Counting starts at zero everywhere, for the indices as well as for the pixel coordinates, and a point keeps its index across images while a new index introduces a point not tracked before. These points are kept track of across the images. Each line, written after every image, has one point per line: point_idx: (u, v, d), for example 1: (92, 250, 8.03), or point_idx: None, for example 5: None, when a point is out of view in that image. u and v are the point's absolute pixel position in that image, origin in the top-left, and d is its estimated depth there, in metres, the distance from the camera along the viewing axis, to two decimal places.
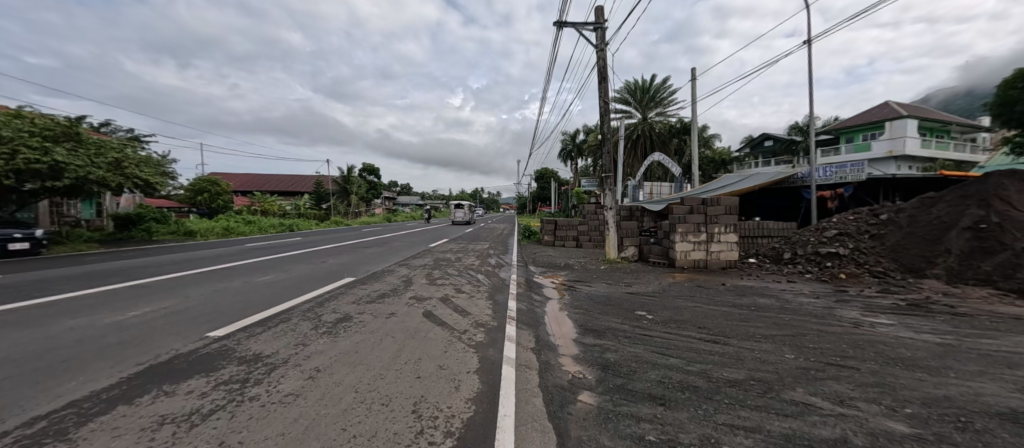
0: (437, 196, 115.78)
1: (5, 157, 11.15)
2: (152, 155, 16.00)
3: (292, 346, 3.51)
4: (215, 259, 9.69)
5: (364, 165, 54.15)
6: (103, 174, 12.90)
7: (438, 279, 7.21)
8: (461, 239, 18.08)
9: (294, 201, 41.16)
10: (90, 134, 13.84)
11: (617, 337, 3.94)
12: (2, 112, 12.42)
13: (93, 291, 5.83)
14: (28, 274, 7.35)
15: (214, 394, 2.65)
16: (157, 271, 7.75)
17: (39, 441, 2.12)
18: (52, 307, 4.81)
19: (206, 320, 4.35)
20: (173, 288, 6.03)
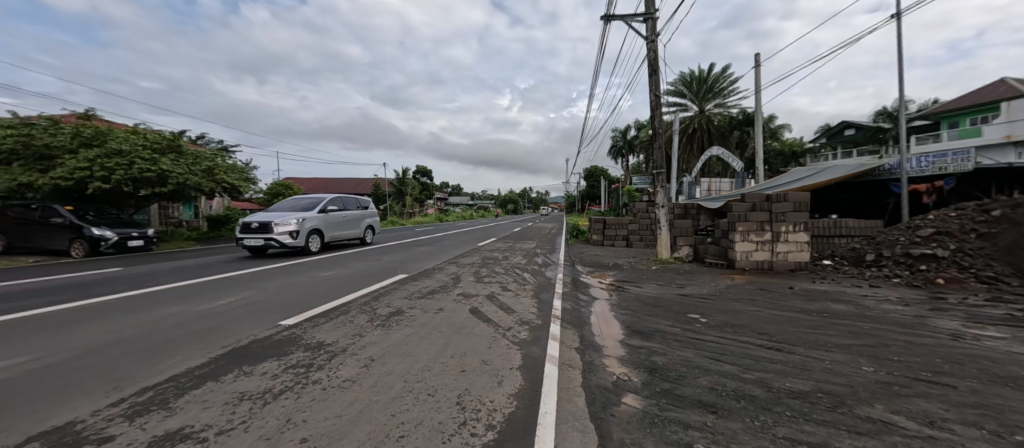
0: (487, 197, 118.48)
1: (125, 167, 13.08)
2: (237, 163, 18.05)
3: (349, 337, 3.76)
4: (286, 256, 10.71)
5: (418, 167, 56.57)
6: (198, 180, 14.79)
7: (485, 277, 7.36)
8: (508, 238, 18.26)
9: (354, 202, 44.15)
10: (188, 145, 15.88)
11: (665, 339, 3.76)
12: (125, 129, 14.68)
13: (189, 282, 6.70)
14: (141, 267, 8.63)
15: (284, 376, 2.94)
16: (239, 266, 8.72)
17: (146, 409, 2.50)
18: (157, 296, 5.62)
19: (279, 310, 4.84)
20: (250, 282, 6.71)
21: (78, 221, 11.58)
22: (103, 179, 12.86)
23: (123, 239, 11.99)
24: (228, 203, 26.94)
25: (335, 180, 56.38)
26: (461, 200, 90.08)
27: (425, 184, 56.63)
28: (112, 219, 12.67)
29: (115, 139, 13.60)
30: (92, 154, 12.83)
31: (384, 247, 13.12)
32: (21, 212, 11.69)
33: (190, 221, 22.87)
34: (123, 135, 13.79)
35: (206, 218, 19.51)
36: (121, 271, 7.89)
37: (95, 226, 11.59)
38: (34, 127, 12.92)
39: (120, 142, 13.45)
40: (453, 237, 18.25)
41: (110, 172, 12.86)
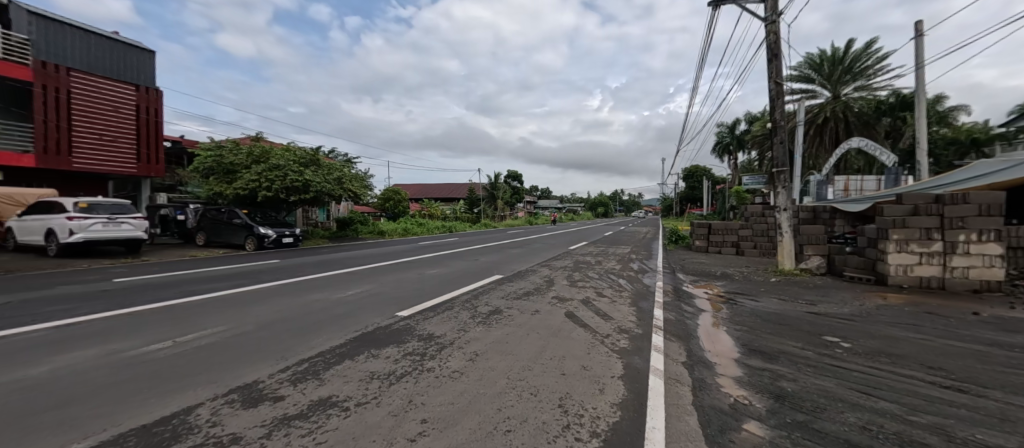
0: (574, 199, 117.17)
1: (283, 178, 16.20)
2: (359, 172, 20.96)
3: (455, 331, 4.09)
4: (398, 254, 12.08)
5: (509, 172, 58.58)
6: (331, 188, 17.58)
7: (579, 282, 7.31)
8: (600, 243, 17.80)
9: (452, 206, 47.66)
10: (325, 159, 18.95)
11: (794, 364, 3.27)
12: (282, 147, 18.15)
13: (326, 274, 8.04)
14: (293, 260, 10.60)
15: (404, 361, 3.34)
16: (362, 261, 10.14)
17: (303, 377, 3.08)
18: (304, 284, 6.85)
19: (396, 302, 5.50)
20: (370, 276, 7.73)
21: (250, 222, 14.68)
22: (267, 188, 16.08)
23: (279, 237, 14.84)
24: (351, 207, 31.38)
25: (435, 186, 61.77)
26: (549, 203, 90.72)
27: (516, 188, 58.31)
28: (273, 220, 15.80)
29: (276, 156, 16.89)
30: (260, 169, 16.13)
31: (480, 248, 13.91)
32: (215, 214, 15.25)
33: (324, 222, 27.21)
34: (281, 153, 17.04)
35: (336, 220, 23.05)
36: (279, 263, 9.78)
37: (261, 226, 14.56)
38: (224, 148, 16.71)
39: (278, 158, 16.67)
40: (544, 240, 18.48)
41: (272, 182, 16.05)
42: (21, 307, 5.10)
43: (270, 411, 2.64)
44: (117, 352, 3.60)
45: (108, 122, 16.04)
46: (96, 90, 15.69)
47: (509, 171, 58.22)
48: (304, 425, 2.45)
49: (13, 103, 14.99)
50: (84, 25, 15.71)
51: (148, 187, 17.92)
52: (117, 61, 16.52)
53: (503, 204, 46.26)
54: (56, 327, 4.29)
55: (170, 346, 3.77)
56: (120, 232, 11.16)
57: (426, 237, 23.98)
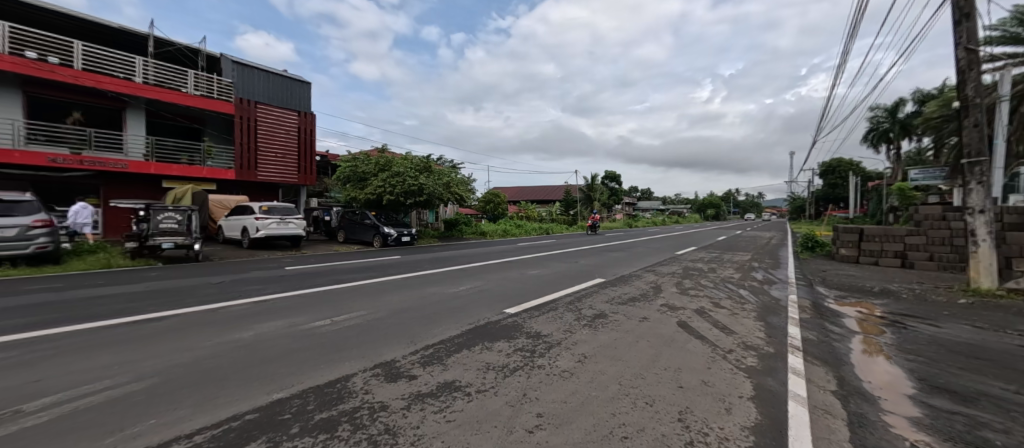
0: (677, 201, 108.05)
1: (403, 184, 18.48)
2: (464, 177, 22.71)
3: (562, 331, 4.18)
4: (500, 254, 12.73)
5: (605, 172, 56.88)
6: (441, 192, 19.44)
7: (690, 290, 6.77)
8: (712, 248, 16.14)
9: (547, 207, 48.31)
10: (435, 165, 21.00)
11: (1004, 411, 2.54)
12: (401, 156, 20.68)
13: (439, 270, 8.93)
14: (412, 256, 11.99)
15: (515, 356, 3.54)
16: (469, 260, 10.97)
17: (430, 361, 3.50)
18: (422, 279, 7.71)
19: (502, 299, 5.84)
20: (478, 274, 8.34)
21: (377, 222, 17.11)
22: (390, 193, 18.53)
23: (400, 236, 16.98)
24: (456, 209, 34.10)
25: (531, 189, 63.31)
26: (649, 205, 85.27)
27: (613, 189, 56.39)
28: (395, 221, 18.13)
29: (396, 164, 19.30)
30: (384, 176, 18.64)
31: (579, 251, 13.83)
32: (351, 216, 18.12)
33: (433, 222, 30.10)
34: (400, 161, 19.43)
35: (444, 221, 25.38)
36: (401, 259, 11.16)
37: (385, 226, 16.87)
38: (356, 159, 19.54)
39: (398, 166, 19.04)
40: (646, 244, 17.54)
41: (394, 187, 18.44)
42: (228, 286, 6.77)
43: (407, 387, 3.07)
44: (295, 325, 4.59)
45: (278, 142, 20.27)
46: (271, 117, 19.99)
47: (607, 172, 56.53)
48: (435, 403, 2.79)
49: (224, 131, 19.46)
50: (264, 67, 20.10)
51: (304, 193, 22.10)
52: (284, 93, 20.80)
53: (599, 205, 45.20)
54: (254, 302, 5.62)
55: (329, 324, 4.65)
56: (288, 230, 14.01)
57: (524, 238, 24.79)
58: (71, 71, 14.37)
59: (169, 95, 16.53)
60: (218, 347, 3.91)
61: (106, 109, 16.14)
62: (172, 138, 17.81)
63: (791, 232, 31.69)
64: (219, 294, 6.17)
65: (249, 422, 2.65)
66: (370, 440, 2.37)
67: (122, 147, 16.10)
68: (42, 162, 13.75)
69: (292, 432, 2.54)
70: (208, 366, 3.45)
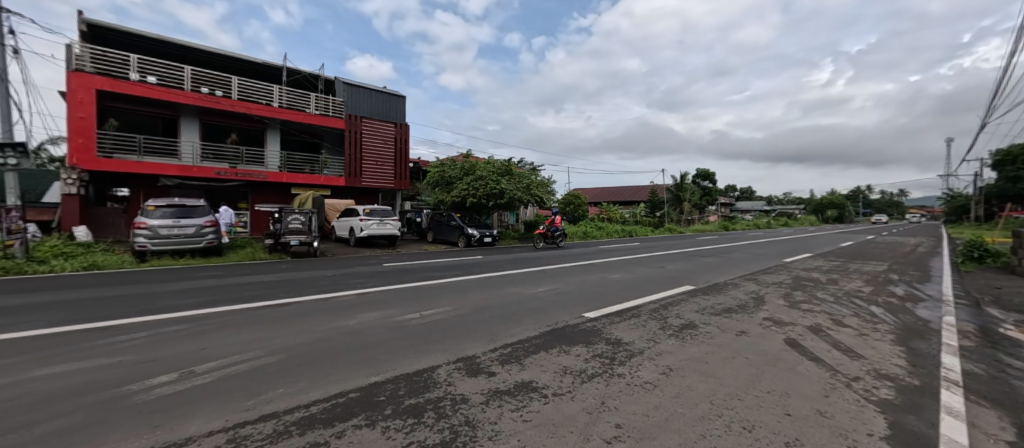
0: (786, 200, 94.23)
1: (485, 187, 19.37)
2: (543, 179, 22.95)
3: (644, 340, 3.96)
4: (580, 256, 12.57)
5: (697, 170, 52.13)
6: (521, 195, 19.99)
7: (802, 303, 5.85)
8: (832, 256, 13.76)
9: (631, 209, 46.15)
10: (516, 168, 21.61)
11: None
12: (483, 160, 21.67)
13: (519, 270, 9.15)
14: (494, 256, 12.48)
15: (593, 361, 3.45)
16: (549, 261, 11.04)
17: (509, 359, 3.60)
18: (502, 278, 7.98)
19: (580, 302, 5.74)
20: (557, 276, 8.34)
21: (462, 223, 18.20)
22: (473, 195, 19.48)
23: (482, 237, 17.85)
24: (535, 211, 34.59)
25: (613, 189, 61.18)
26: (750, 205, 75.90)
27: (706, 188, 51.52)
28: (478, 222, 19.09)
29: (479, 168, 20.29)
30: (468, 180, 19.63)
31: (665, 255, 12.95)
32: (439, 217, 19.55)
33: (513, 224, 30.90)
34: (483, 165, 20.36)
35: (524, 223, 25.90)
36: (483, 259, 11.69)
37: (469, 228, 17.87)
38: (443, 164, 20.97)
39: (481, 170, 19.99)
40: (747, 249, 15.66)
41: (477, 191, 19.41)
42: (339, 279, 7.85)
43: (487, 382, 3.20)
44: (391, 316, 5.12)
45: (378, 152, 22.82)
46: (373, 129, 22.58)
47: (699, 169, 51.75)
48: (513, 401, 2.86)
49: (337, 144, 22.51)
50: (368, 85, 22.80)
51: (399, 197, 24.51)
52: (384, 107, 23.31)
53: (690, 206, 41.66)
54: (358, 294, 6.42)
55: (419, 317, 5.09)
56: (387, 229, 15.69)
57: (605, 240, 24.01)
58: (230, 101, 17.98)
59: (296, 115, 19.76)
60: (331, 331, 4.56)
61: (252, 130, 19.82)
62: (298, 151, 21.16)
63: (949, 237, 25.31)
64: (332, 285, 7.20)
65: (352, 400, 3.04)
66: (451, 429, 2.53)
67: (263, 160, 19.59)
68: (210, 174, 17.45)
69: (386, 413, 2.84)
70: (322, 348, 4.04)
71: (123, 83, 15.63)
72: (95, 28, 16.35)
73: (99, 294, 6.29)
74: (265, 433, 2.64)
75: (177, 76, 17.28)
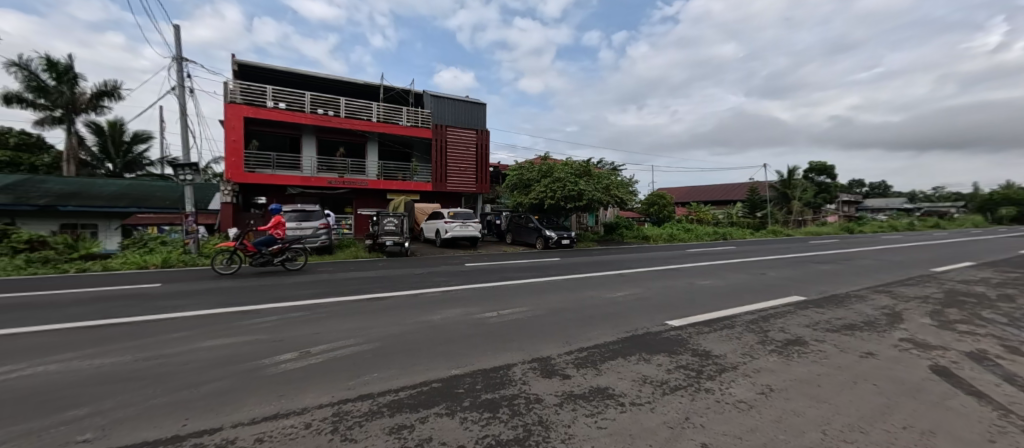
0: (939, 196, 75.84)
1: (563, 188, 19.23)
2: (624, 178, 22.04)
3: (739, 355, 3.54)
4: (665, 260, 11.73)
5: (810, 163, 44.75)
6: (600, 196, 19.46)
7: (960, 324, 4.65)
8: (1013, 265, 10.65)
9: (725, 209, 41.62)
10: (595, 169, 21.15)
11: None
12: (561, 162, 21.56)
13: (598, 273, 8.89)
14: (572, 258, 12.34)
15: (677, 373, 3.19)
16: (630, 265, 10.53)
17: (584, 363, 3.51)
18: (579, 281, 7.84)
19: (663, 309, 5.36)
20: (638, 280, 7.91)
21: (540, 225, 18.37)
22: (552, 197, 19.47)
23: (560, 239, 17.80)
24: (616, 212, 33.31)
25: (704, 188, 55.89)
26: (885, 203, 62.78)
27: (823, 184, 44.02)
28: (555, 224, 19.07)
29: (557, 170, 20.25)
30: (547, 182, 19.67)
31: (768, 260, 11.40)
32: (517, 219, 19.99)
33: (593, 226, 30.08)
34: (561, 167, 20.33)
35: (604, 224, 25.14)
36: (560, 261, 11.62)
37: (547, 230, 18.00)
38: (522, 167, 21.36)
39: (559, 172, 19.92)
40: (879, 256, 12.96)
41: (555, 193, 19.37)
42: (426, 276, 8.52)
43: (561, 384, 3.17)
44: (471, 314, 5.39)
45: (461, 158, 24.23)
46: (456, 137, 24.04)
47: (813, 162, 44.35)
48: (587, 406, 2.79)
49: (425, 152, 24.45)
50: (452, 96, 24.35)
51: (480, 200, 25.69)
52: (466, 115, 24.66)
53: (801, 205, 36.01)
54: (441, 292, 6.89)
55: (496, 316, 5.26)
56: (469, 231, 16.57)
57: (694, 243, 22.08)
58: (339, 119, 20.76)
59: (391, 127, 22.02)
60: (418, 324, 4.97)
61: (356, 143, 22.58)
62: (392, 160, 23.51)
63: None
64: (420, 282, 7.85)
65: (435, 389, 3.27)
66: (525, 428, 2.57)
67: (364, 170, 22.15)
68: (324, 183, 20.36)
69: (464, 405, 2.99)
70: (410, 339, 4.42)
71: (262, 110, 19.08)
72: (244, 67, 20.25)
73: (242, 283, 7.78)
74: (361, 410, 3.00)
75: (299, 101, 20.48)
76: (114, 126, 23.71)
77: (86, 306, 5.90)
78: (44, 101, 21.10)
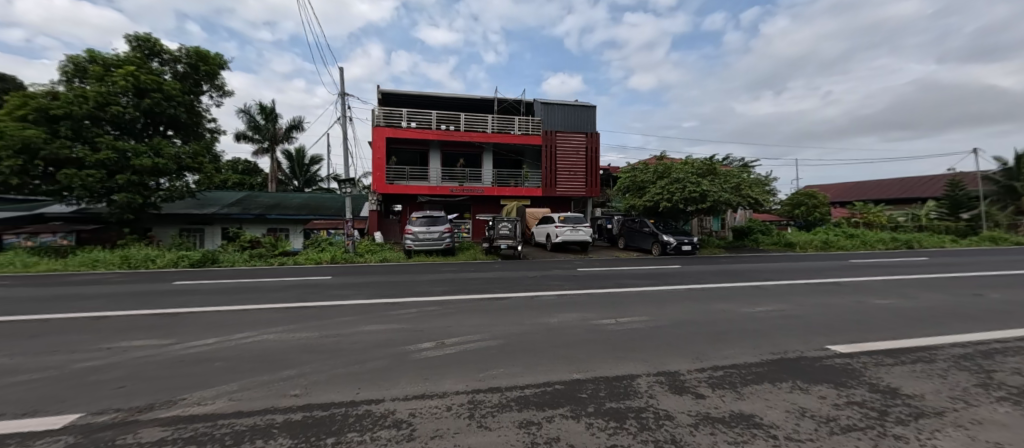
0: None
1: (682, 189, 17.64)
2: (759, 176, 19.27)
3: (945, 398, 2.75)
4: (821, 272, 9.76)
5: None
6: (729, 196, 17.43)
7: None
8: None
9: (909, 209, 32.48)
10: (721, 167, 19.03)
11: None
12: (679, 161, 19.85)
13: (730, 284, 7.90)
14: (696, 266, 11.23)
15: (848, 410, 2.65)
16: (771, 276, 9.08)
17: (720, 385, 3.18)
18: (707, 292, 7.09)
19: (822, 331, 4.48)
20: (784, 294, 6.76)
21: (656, 230, 17.26)
22: (669, 200, 18.00)
23: (679, 244, 16.39)
24: (748, 215, 29.12)
25: (875, 184, 44.67)
26: None
27: None
28: (674, 229, 17.62)
29: (675, 170, 18.74)
30: (663, 183, 18.28)
31: (990, 278, 8.49)
32: (630, 224, 19.10)
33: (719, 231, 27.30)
34: (680, 167, 18.75)
35: (733, 230, 22.32)
36: (681, 268, 10.70)
37: (665, 234, 16.76)
38: (636, 169, 20.29)
39: (678, 172, 18.36)
40: None
41: (673, 194, 17.86)
42: (540, 280, 8.80)
43: (694, 404, 2.94)
44: (587, 319, 5.38)
45: (568, 162, 24.33)
46: (565, 141, 24.28)
47: None
48: (728, 433, 2.52)
49: (533, 158, 25.27)
50: (559, 101, 24.64)
51: (589, 204, 25.43)
52: (574, 118, 24.70)
53: None
54: (556, 295, 7.04)
55: (613, 323, 5.15)
56: (579, 235, 16.53)
57: (862, 253, 17.74)
58: (458, 133, 22.94)
59: (502, 136, 23.40)
60: (536, 326, 5.18)
61: (472, 153, 24.62)
62: (504, 168, 24.91)
63: None
64: (535, 285, 8.16)
65: (558, 391, 3.37)
66: (656, 444, 2.46)
67: (479, 178, 24.00)
68: (447, 191, 22.76)
69: (589, 411, 3.00)
70: (530, 339, 4.65)
71: (399, 129, 22.33)
72: (385, 95, 24.00)
73: (390, 278, 9.23)
74: (493, 401, 3.27)
75: (426, 119, 23.31)
76: (298, 152, 30.61)
77: (289, 291, 7.78)
78: (257, 137, 28.42)
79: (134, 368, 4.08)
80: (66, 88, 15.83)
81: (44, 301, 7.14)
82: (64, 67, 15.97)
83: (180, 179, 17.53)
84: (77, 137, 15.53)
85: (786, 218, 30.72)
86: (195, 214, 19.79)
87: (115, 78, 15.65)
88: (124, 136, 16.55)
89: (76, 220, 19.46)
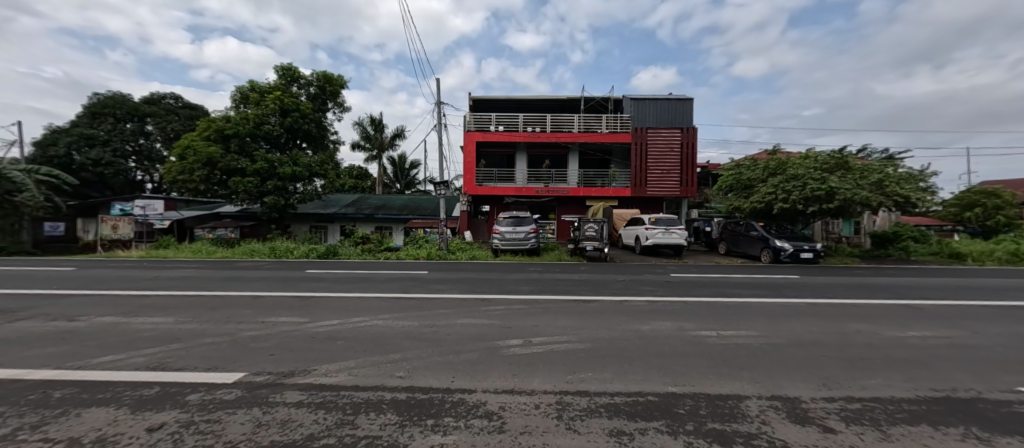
0: None
1: (801, 187, 15.22)
2: (912, 170, 15.77)
3: None
4: (1011, 291, 7.52)
5: None
6: (867, 195, 14.56)
7: None
8: None
9: None
10: (855, 160, 16.11)
11: None
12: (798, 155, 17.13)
13: (869, 301, 6.58)
14: (821, 278, 9.58)
15: None
16: (932, 293, 7.29)
17: (858, 420, 2.69)
18: (838, 309, 5.99)
19: (1014, 369, 3.47)
20: (952, 318, 5.37)
21: (766, 234, 15.21)
22: (784, 200, 15.57)
23: (797, 251, 14.22)
24: (892, 219, 23.85)
25: None
26: None
27: None
28: (789, 233, 15.30)
29: (792, 166, 16.24)
30: (776, 181, 15.97)
31: None
32: (733, 227, 17.15)
33: (850, 237, 22.99)
34: (799, 162, 16.18)
35: (871, 236, 18.55)
36: (799, 279, 9.25)
37: (778, 239, 14.68)
38: (742, 166, 18.03)
39: (797, 168, 15.83)
40: None
41: (790, 194, 15.41)
42: (628, 284, 8.43)
43: (821, 438, 2.52)
44: (684, 330, 5.00)
45: (659, 159, 22.85)
46: (657, 138, 22.85)
47: None
48: None
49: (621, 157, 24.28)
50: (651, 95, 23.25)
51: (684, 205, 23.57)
52: (667, 113, 23.09)
53: None
54: (648, 301, 6.68)
55: (716, 336, 4.71)
56: (672, 238, 15.44)
57: None
58: (544, 134, 23.20)
59: (588, 136, 23.00)
60: (626, 332, 4.99)
61: (558, 154, 24.62)
62: (590, 168, 24.40)
63: None
64: (624, 289, 7.82)
65: (652, 403, 3.21)
66: None
67: (564, 178, 23.92)
68: (532, 192, 23.20)
69: (687, 428, 2.79)
70: (620, 345, 4.50)
71: (487, 133, 23.46)
72: (475, 101, 25.37)
73: (479, 275, 9.72)
74: (582, 405, 3.25)
75: (512, 123, 24.03)
76: (399, 158, 34.07)
77: (395, 283, 8.73)
78: (366, 146, 32.33)
79: (280, 340, 5.01)
80: (234, 112, 19.98)
81: (222, 281, 9.20)
82: (233, 96, 20.18)
83: (310, 184, 20.91)
84: (242, 151, 19.58)
85: (949, 223, 24.40)
86: (321, 213, 23.36)
87: (268, 102, 19.41)
88: (272, 149, 20.38)
89: (240, 218, 24.50)
